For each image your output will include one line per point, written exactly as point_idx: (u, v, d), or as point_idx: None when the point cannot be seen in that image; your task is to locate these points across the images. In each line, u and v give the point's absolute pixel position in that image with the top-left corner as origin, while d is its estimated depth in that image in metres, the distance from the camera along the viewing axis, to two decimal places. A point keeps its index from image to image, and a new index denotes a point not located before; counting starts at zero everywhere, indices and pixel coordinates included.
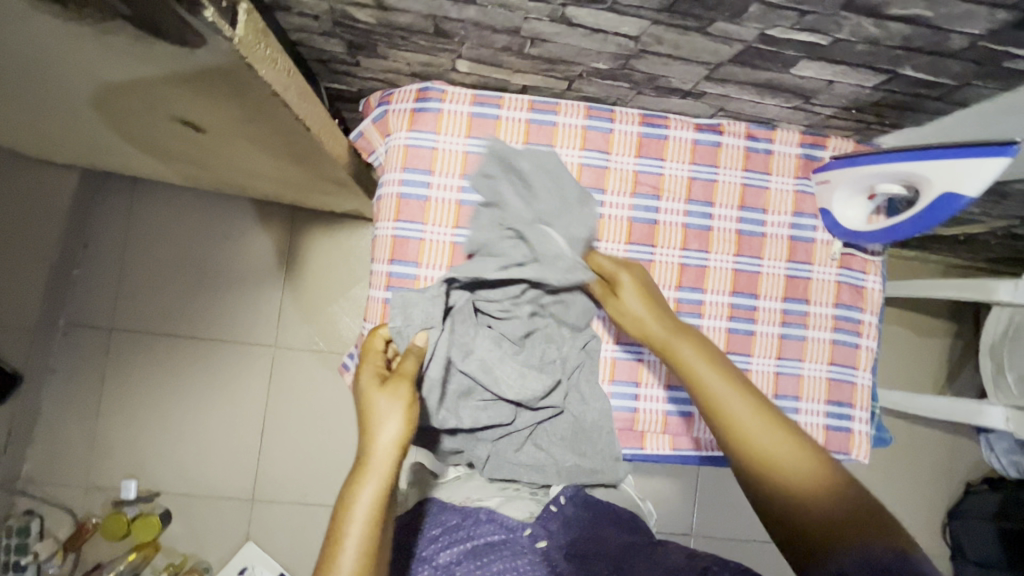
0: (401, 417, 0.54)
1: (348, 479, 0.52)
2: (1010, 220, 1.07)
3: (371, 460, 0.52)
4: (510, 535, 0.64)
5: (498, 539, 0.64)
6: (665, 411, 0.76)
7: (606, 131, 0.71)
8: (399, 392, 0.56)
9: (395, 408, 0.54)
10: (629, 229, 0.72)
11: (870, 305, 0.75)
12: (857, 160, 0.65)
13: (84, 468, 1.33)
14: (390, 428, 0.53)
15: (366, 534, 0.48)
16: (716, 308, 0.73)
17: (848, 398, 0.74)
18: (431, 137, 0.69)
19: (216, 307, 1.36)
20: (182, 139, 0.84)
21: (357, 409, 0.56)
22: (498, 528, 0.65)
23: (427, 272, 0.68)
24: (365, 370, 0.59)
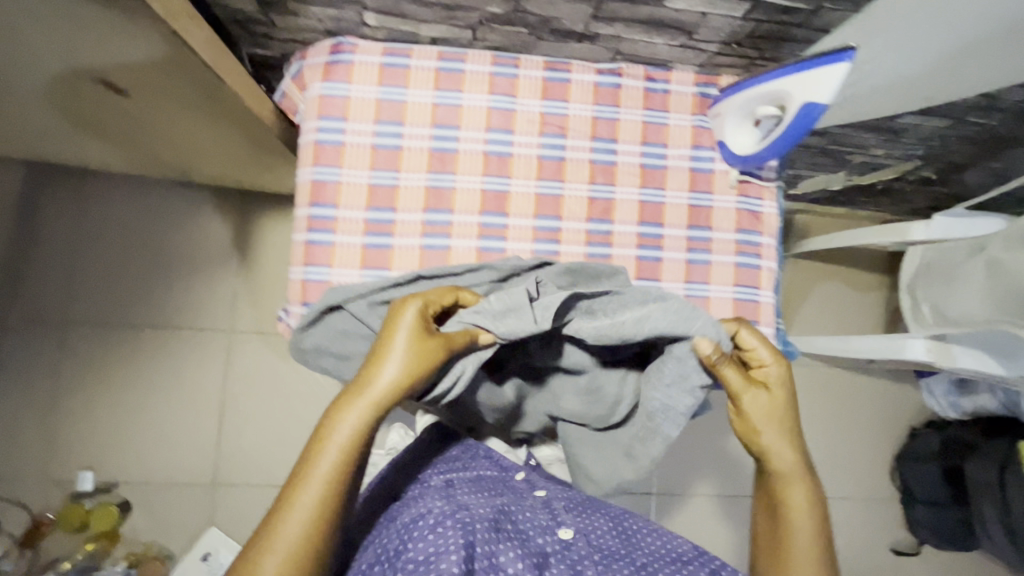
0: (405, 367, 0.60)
1: (342, 396, 0.60)
2: (915, 162, 1.15)
3: (368, 388, 0.60)
4: (503, 473, 0.82)
5: (494, 474, 0.81)
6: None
7: (512, 76, 0.76)
8: (419, 349, 0.61)
9: (409, 356, 0.61)
10: (538, 167, 0.76)
11: (768, 229, 0.80)
12: (741, 85, 0.71)
13: (38, 463, 1.32)
14: (394, 370, 0.60)
15: (344, 449, 0.58)
16: (625, 238, 0.77)
17: (753, 315, 0.79)
18: (344, 87, 0.73)
19: (169, 295, 1.37)
20: (115, 112, 0.86)
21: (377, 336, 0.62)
22: (493, 465, 0.82)
23: (346, 213, 0.72)
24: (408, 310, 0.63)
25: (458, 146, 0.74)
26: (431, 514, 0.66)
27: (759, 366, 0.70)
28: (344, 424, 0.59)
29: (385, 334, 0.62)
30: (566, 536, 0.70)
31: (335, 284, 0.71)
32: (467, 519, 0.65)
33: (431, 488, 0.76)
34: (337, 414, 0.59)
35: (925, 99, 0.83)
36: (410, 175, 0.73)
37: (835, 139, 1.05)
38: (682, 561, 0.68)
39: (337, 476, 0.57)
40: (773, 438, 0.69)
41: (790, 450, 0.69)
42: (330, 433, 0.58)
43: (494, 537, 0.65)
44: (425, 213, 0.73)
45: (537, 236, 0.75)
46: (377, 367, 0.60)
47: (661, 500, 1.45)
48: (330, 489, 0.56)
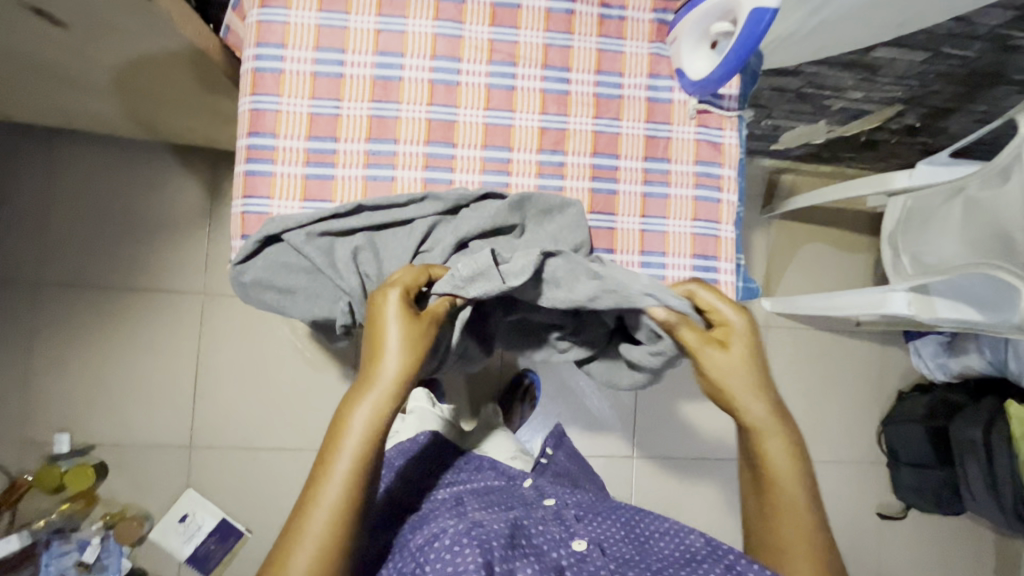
0: (408, 354, 0.61)
1: (353, 390, 0.61)
2: (897, 107, 1.11)
3: (374, 382, 0.60)
4: (509, 482, 0.88)
5: (501, 484, 0.87)
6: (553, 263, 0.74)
7: (459, 2, 0.73)
8: (412, 334, 0.61)
9: (407, 345, 0.61)
10: (487, 96, 0.73)
11: (729, 160, 0.77)
12: (695, 3, 0.68)
13: (14, 423, 1.32)
14: (396, 362, 0.61)
15: (361, 445, 0.59)
16: (578, 170, 0.75)
17: (713, 251, 0.77)
18: (283, 12, 0.70)
19: (142, 257, 1.36)
20: (59, 51, 0.84)
21: (369, 328, 0.63)
22: (499, 475, 0.89)
23: (286, 142, 0.70)
24: (392, 300, 0.62)
25: (403, 74, 0.72)
26: (447, 533, 0.66)
27: (722, 323, 0.68)
28: (356, 421, 0.60)
29: (375, 330, 0.62)
30: (580, 547, 0.69)
31: (275, 215, 0.69)
32: (483, 536, 0.65)
33: (442, 505, 0.78)
34: (348, 412, 0.60)
35: (896, 24, 0.80)
36: (353, 104, 0.71)
37: (810, 80, 1.01)
38: (693, 562, 0.66)
39: (358, 472, 0.58)
40: (745, 391, 0.67)
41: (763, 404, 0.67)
42: (346, 428, 0.59)
43: (510, 553, 0.65)
44: (369, 143, 0.71)
45: (486, 168, 0.73)
46: (379, 361, 0.61)
47: (641, 463, 1.43)
48: (354, 485, 0.58)
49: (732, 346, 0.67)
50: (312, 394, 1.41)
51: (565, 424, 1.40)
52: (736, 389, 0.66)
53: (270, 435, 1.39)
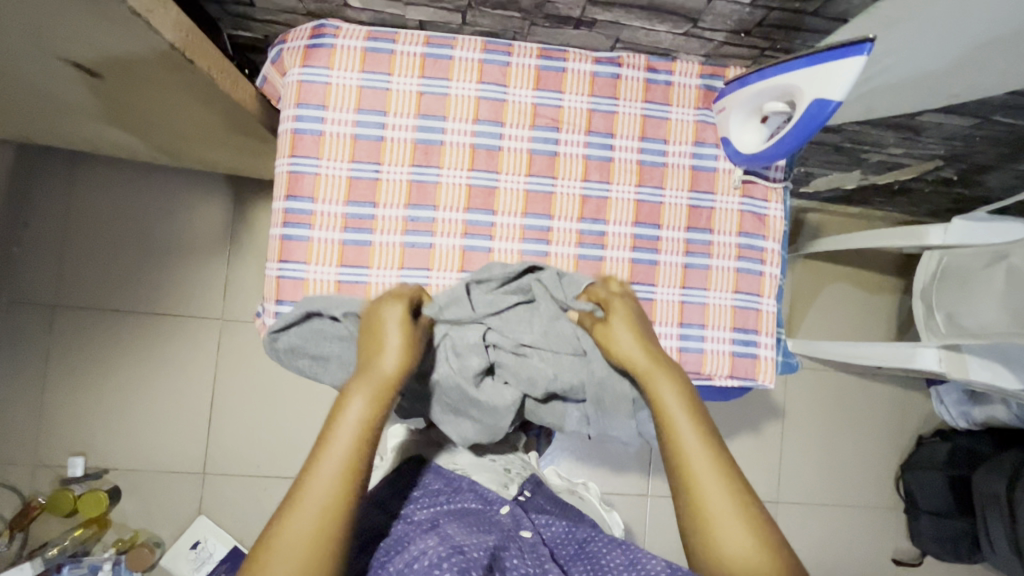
0: (406, 351, 0.59)
1: (348, 385, 0.58)
2: (936, 163, 1.09)
3: (371, 372, 0.58)
4: (487, 505, 0.74)
5: (478, 508, 0.73)
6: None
7: (503, 64, 0.71)
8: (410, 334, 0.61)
9: (405, 343, 0.60)
10: (528, 162, 0.72)
11: (773, 233, 0.76)
12: (749, 79, 0.66)
13: (31, 447, 1.31)
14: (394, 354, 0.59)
15: (356, 435, 0.54)
16: (619, 240, 0.73)
17: (753, 325, 0.75)
18: (324, 73, 0.69)
19: (162, 282, 1.35)
20: (94, 94, 0.83)
21: (367, 331, 0.61)
22: (477, 498, 0.74)
23: (324, 207, 0.68)
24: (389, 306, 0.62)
25: (444, 138, 0.70)
26: (425, 555, 0.58)
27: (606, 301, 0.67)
28: (350, 414, 0.55)
29: (371, 332, 0.61)
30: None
31: (311, 283, 0.68)
32: (465, 564, 0.57)
33: (416, 528, 0.66)
34: (341, 404, 0.56)
35: (949, 95, 0.78)
36: (393, 168, 0.69)
37: (850, 136, 0.99)
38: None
39: (352, 462, 0.53)
40: (628, 348, 0.63)
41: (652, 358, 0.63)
42: (338, 422, 0.55)
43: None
44: (408, 209, 0.69)
45: (525, 236, 0.71)
46: (377, 353, 0.59)
47: (656, 504, 1.41)
48: (346, 478, 0.52)
49: (614, 322, 0.65)
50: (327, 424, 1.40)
51: (580, 461, 1.39)
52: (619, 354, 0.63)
53: (284, 463, 1.38)
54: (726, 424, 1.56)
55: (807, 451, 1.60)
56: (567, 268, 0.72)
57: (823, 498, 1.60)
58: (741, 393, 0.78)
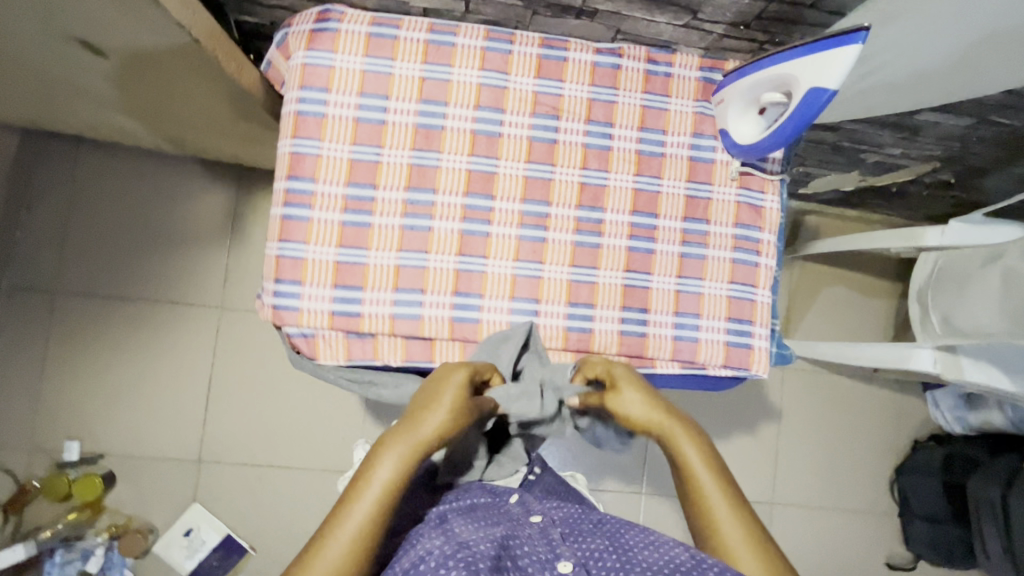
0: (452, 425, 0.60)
1: (388, 439, 0.59)
2: (933, 164, 1.10)
3: (411, 435, 0.58)
4: (496, 499, 0.73)
5: (486, 501, 0.72)
6: (509, 323, 0.71)
7: (505, 52, 0.72)
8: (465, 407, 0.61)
9: (454, 416, 0.60)
10: (528, 149, 0.72)
11: (769, 225, 0.76)
12: (746, 70, 0.67)
13: (28, 431, 1.32)
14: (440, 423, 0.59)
15: (379, 497, 0.55)
16: (616, 228, 0.74)
17: (748, 315, 0.75)
18: (328, 56, 0.69)
19: (163, 269, 1.36)
20: (99, 76, 0.84)
21: (425, 392, 0.62)
22: (486, 492, 0.73)
23: (324, 188, 0.69)
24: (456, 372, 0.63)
25: (445, 123, 0.71)
26: (430, 556, 0.57)
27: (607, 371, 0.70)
28: (384, 469, 0.56)
29: (428, 394, 0.62)
30: (565, 571, 0.57)
31: (310, 262, 0.68)
32: (469, 558, 0.56)
33: (424, 527, 0.66)
34: (378, 458, 0.57)
35: (946, 95, 0.79)
36: (394, 151, 0.70)
37: (848, 135, 1.00)
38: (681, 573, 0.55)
39: (370, 525, 0.53)
40: (642, 414, 0.66)
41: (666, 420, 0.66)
42: (372, 476, 0.56)
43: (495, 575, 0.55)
44: (408, 192, 0.70)
45: (523, 222, 0.72)
46: (423, 417, 0.60)
47: (650, 501, 1.41)
48: (366, 536, 0.53)
49: (624, 390, 0.67)
50: (323, 415, 1.40)
51: (575, 457, 1.39)
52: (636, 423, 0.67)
53: (279, 453, 1.38)
54: (722, 425, 1.56)
55: (802, 454, 1.60)
56: (564, 255, 0.73)
57: (818, 501, 1.60)
58: (734, 383, 0.78)
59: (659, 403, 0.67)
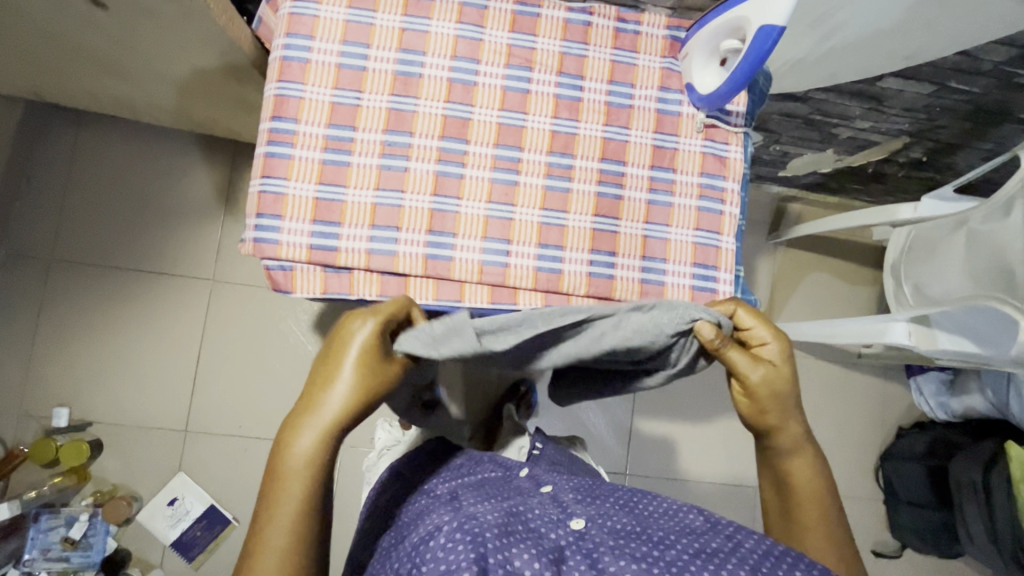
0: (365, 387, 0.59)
1: (295, 419, 0.58)
2: (904, 140, 1.14)
3: (319, 412, 0.58)
4: (507, 471, 0.83)
5: (497, 475, 0.82)
6: (481, 262, 0.74)
7: (481, 7, 0.76)
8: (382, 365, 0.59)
9: (364, 378, 0.59)
10: (501, 97, 0.76)
11: (733, 174, 0.79)
12: (707, 19, 0.71)
13: (18, 397, 1.34)
14: (359, 390, 0.58)
15: (305, 477, 0.56)
16: (586, 174, 0.77)
17: (713, 261, 0.78)
18: (313, 7, 0.74)
19: (156, 241, 1.39)
20: (100, 34, 0.89)
21: (333, 357, 0.59)
22: (497, 466, 0.84)
23: (306, 128, 0.73)
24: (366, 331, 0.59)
25: (423, 71, 0.75)
26: (441, 532, 0.62)
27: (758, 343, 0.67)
28: (300, 451, 0.57)
29: (333, 358, 0.59)
30: (579, 525, 0.66)
31: (290, 197, 0.72)
32: (476, 529, 0.60)
33: (436, 502, 0.73)
34: (289, 444, 0.57)
35: (901, 56, 0.83)
36: (373, 96, 0.74)
37: (818, 107, 1.04)
38: (695, 534, 0.63)
39: (303, 503, 0.56)
40: (773, 397, 0.66)
41: (784, 413, 0.67)
42: (288, 460, 0.57)
43: (504, 540, 0.60)
44: (386, 134, 0.74)
45: (496, 166, 0.75)
46: (326, 390, 0.58)
47: (632, 481, 1.42)
48: (303, 515, 0.56)
49: (764, 367, 0.66)
50: None
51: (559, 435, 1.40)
52: (765, 399, 0.66)
53: (264, 425, 1.40)
54: None
55: None
56: (535, 198, 0.76)
57: None
58: None
59: (791, 395, 0.67)
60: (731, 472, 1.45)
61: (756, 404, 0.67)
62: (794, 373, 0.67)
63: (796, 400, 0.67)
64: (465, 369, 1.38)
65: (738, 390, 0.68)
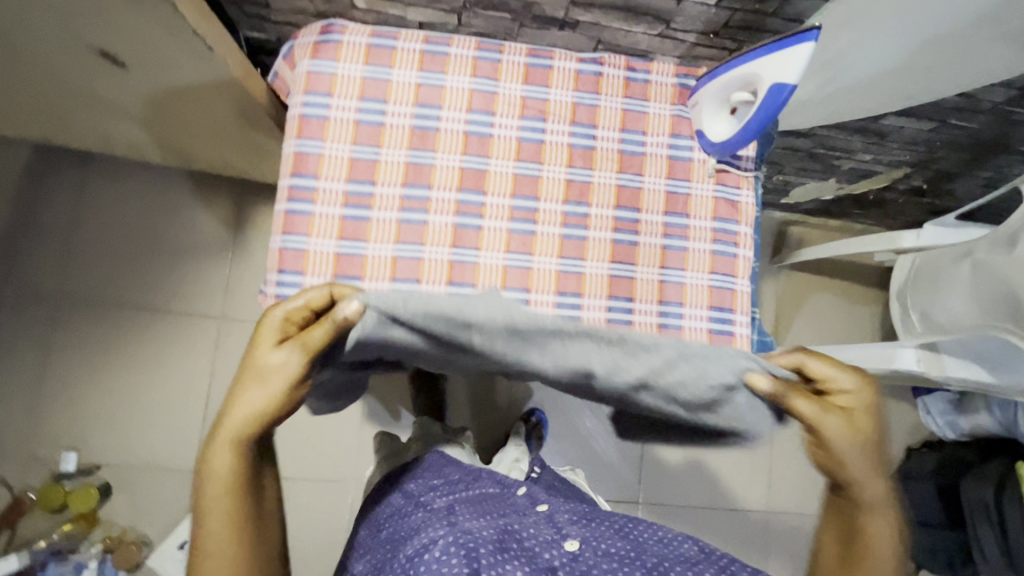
0: (283, 386, 0.56)
1: (218, 423, 0.57)
2: (905, 170, 1.16)
3: (237, 419, 0.56)
4: (504, 488, 0.80)
5: (495, 491, 0.79)
6: None
7: (495, 60, 0.78)
8: (290, 360, 0.56)
9: (279, 376, 0.56)
10: (518, 148, 0.77)
11: (745, 218, 0.80)
12: (717, 71, 0.73)
13: (25, 442, 1.32)
14: (274, 392, 0.56)
15: (228, 485, 0.56)
16: (601, 222, 0.78)
17: (729, 304, 0.79)
18: (331, 65, 0.75)
19: (163, 280, 1.39)
20: (119, 86, 0.91)
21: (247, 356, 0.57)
22: (495, 483, 0.80)
23: (326, 184, 0.74)
24: (273, 323, 0.57)
25: (439, 124, 0.76)
26: (436, 544, 0.62)
27: (837, 392, 0.59)
28: (220, 456, 0.56)
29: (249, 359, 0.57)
30: (573, 548, 0.66)
31: (312, 253, 0.72)
32: (471, 544, 0.62)
33: (432, 515, 0.71)
34: (211, 450, 0.56)
35: (904, 98, 0.85)
36: (391, 150, 0.75)
37: (821, 142, 1.06)
38: (689, 564, 0.65)
39: (236, 515, 0.56)
40: (851, 452, 0.58)
41: (865, 472, 0.59)
42: (209, 466, 0.56)
43: (499, 557, 0.62)
44: (404, 188, 0.75)
45: (514, 216, 0.77)
46: (246, 391, 0.56)
47: (645, 510, 1.41)
48: (234, 521, 0.56)
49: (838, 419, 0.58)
50: None
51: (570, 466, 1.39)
52: (842, 453, 0.58)
53: None
54: None
55: None
56: (552, 246, 0.77)
57: None
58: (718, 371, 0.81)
59: (873, 450, 0.59)
60: (745, 497, 1.45)
61: (834, 461, 0.59)
62: (877, 425, 0.59)
63: (879, 456, 0.60)
64: (476, 402, 1.38)
65: (811, 444, 0.60)
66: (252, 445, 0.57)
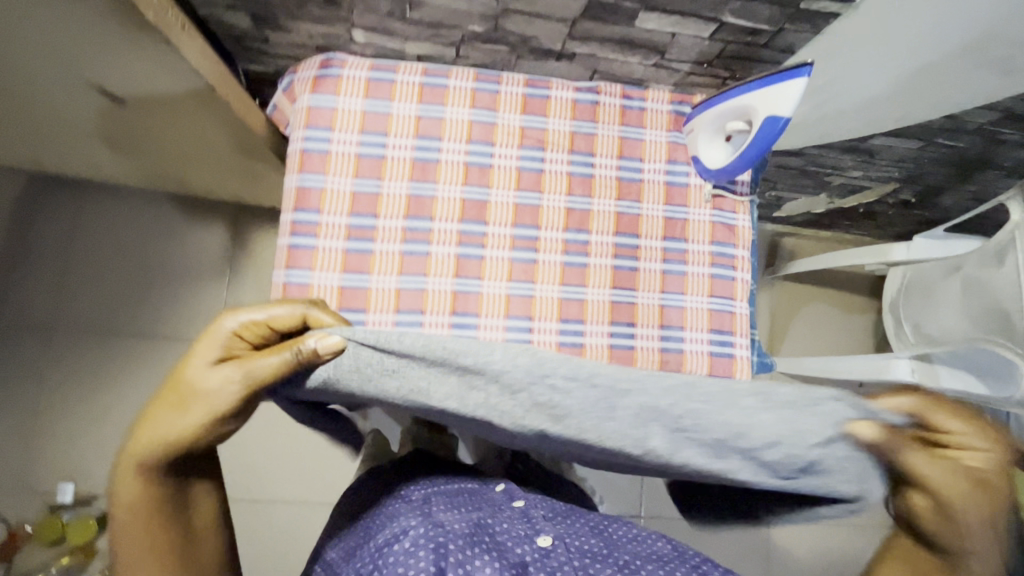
0: (214, 409, 0.50)
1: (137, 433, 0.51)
2: (894, 185, 1.18)
3: (157, 436, 0.50)
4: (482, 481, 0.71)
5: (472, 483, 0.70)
6: (505, 339, 0.75)
7: (493, 91, 0.79)
8: (228, 384, 0.49)
9: (211, 398, 0.50)
10: (518, 177, 0.78)
11: (742, 242, 0.82)
12: (712, 101, 0.74)
13: (22, 474, 1.31)
14: (204, 413, 0.50)
15: (145, 504, 0.51)
16: (602, 248, 0.79)
17: (729, 326, 0.80)
18: (331, 99, 0.76)
19: (160, 306, 1.38)
20: (117, 118, 0.91)
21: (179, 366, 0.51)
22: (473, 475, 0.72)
23: (329, 218, 0.74)
24: (221, 337, 0.50)
25: (440, 156, 0.77)
26: (406, 535, 0.56)
27: (966, 448, 0.47)
28: (134, 471, 0.50)
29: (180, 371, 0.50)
30: (545, 545, 0.59)
31: (316, 288, 0.73)
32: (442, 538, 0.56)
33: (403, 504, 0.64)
34: (125, 464, 0.50)
35: (893, 119, 0.87)
36: (393, 183, 0.76)
37: (813, 160, 1.08)
38: (661, 563, 0.59)
39: (155, 537, 0.51)
40: (968, 521, 0.48)
41: (979, 545, 0.48)
42: (125, 481, 0.50)
43: (468, 552, 0.55)
44: (407, 220, 0.76)
45: (515, 245, 0.77)
46: (171, 406, 0.50)
47: (649, 525, 1.41)
48: (149, 544, 0.51)
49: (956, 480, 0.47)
50: None
51: None
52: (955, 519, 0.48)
53: None
54: None
55: None
56: (554, 274, 0.78)
57: None
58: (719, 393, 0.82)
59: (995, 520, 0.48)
60: None
61: (941, 522, 0.48)
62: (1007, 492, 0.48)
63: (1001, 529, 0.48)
64: None
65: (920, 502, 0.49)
66: (170, 462, 0.51)
